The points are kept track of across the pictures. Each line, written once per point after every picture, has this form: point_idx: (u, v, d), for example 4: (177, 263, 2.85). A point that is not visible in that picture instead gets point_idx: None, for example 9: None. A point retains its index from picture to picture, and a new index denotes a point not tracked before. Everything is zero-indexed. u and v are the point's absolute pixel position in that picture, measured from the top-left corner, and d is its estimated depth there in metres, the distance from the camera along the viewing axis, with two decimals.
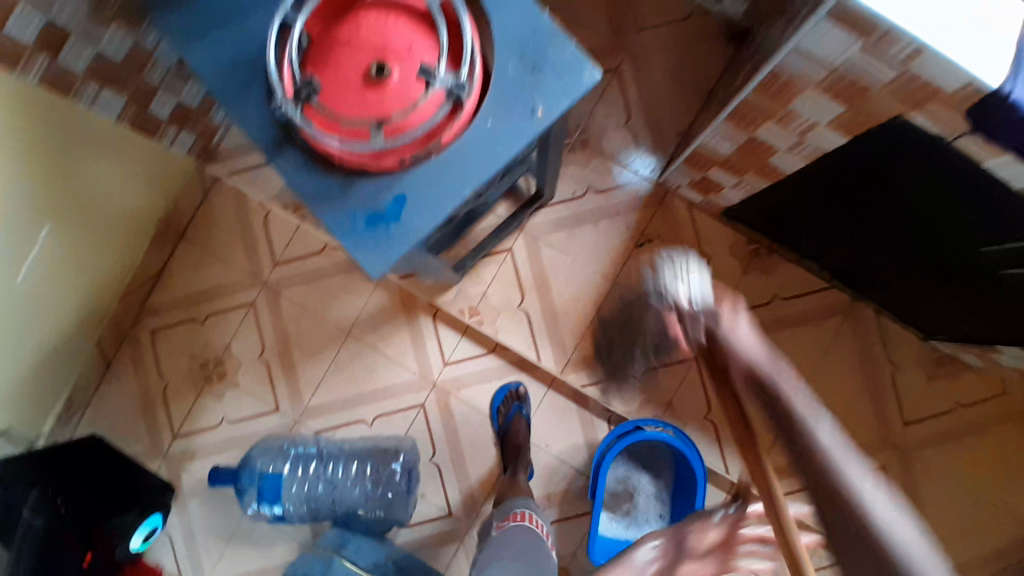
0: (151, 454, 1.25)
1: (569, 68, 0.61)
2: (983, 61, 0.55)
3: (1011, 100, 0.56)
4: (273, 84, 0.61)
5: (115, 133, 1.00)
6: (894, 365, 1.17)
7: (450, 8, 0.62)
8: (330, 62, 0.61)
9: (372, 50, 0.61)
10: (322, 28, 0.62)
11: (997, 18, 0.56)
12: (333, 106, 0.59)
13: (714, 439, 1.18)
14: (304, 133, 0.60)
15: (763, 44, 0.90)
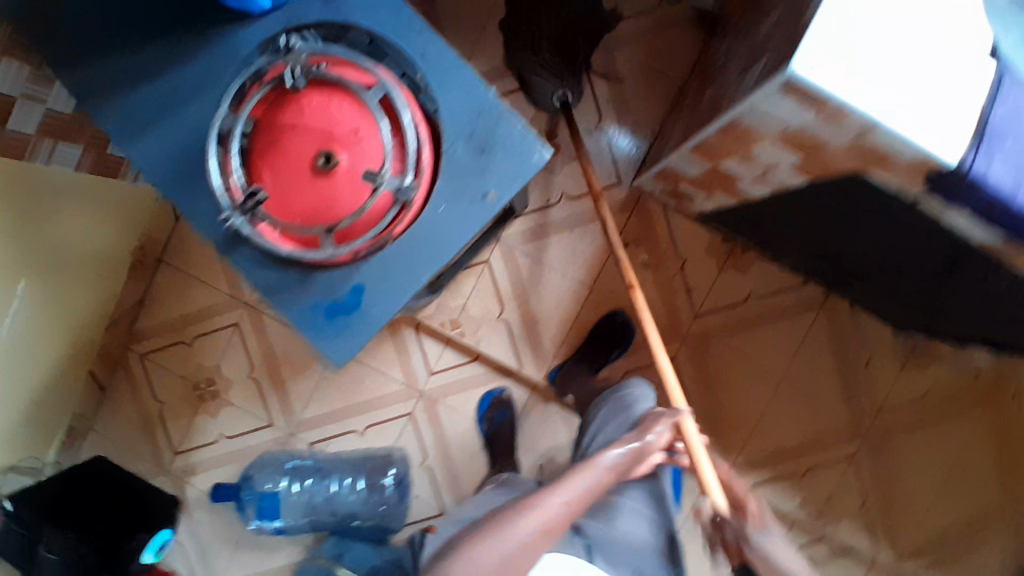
0: (155, 471, 1.30)
1: (517, 150, 0.61)
2: (940, 138, 0.54)
3: (971, 176, 0.55)
4: (218, 193, 0.60)
5: (66, 180, 0.98)
6: (868, 357, 1.19)
7: (392, 99, 0.59)
8: (272, 165, 0.58)
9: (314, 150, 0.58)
10: (262, 127, 0.59)
11: (963, 89, 0.54)
12: (282, 216, 0.58)
13: None
14: (255, 241, 0.60)
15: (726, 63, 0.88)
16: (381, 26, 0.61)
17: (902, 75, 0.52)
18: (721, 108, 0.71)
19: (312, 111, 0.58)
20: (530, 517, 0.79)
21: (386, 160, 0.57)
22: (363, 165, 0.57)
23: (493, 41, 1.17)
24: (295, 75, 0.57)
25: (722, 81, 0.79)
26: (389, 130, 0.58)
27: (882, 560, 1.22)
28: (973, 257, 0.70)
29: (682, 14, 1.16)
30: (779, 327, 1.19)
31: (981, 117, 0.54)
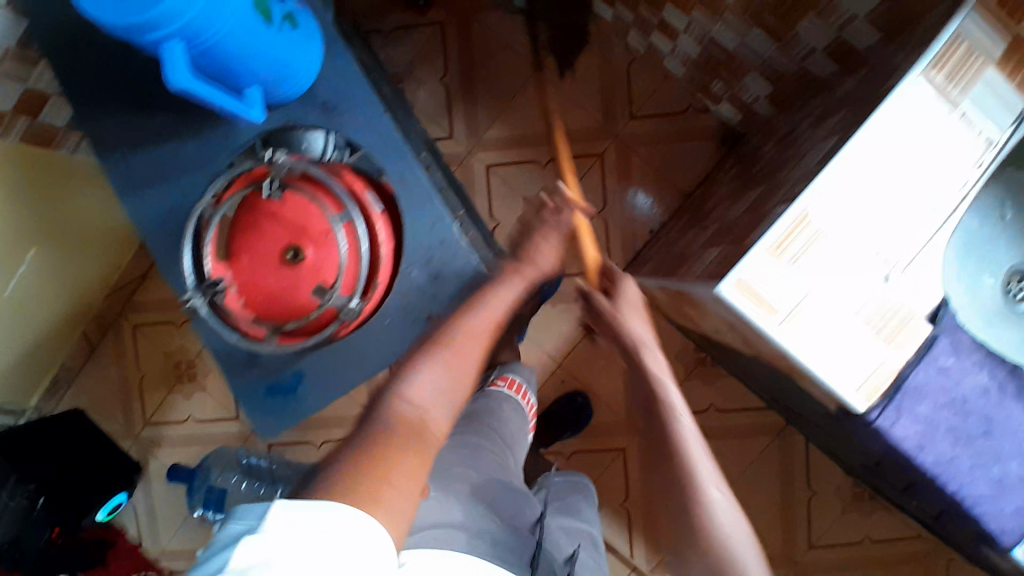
0: (123, 435, 1.38)
1: (465, 283, 0.68)
2: (850, 384, 0.54)
3: (875, 428, 0.55)
4: (188, 270, 0.66)
5: (83, 165, 1.06)
6: (812, 495, 1.21)
7: (354, 222, 0.64)
8: (237, 258, 0.64)
9: (274, 254, 0.63)
10: (234, 223, 0.64)
11: (887, 342, 0.54)
12: (238, 305, 0.64)
13: (625, 527, 1.24)
14: (213, 319, 0.66)
15: (718, 205, 0.90)
16: (371, 141, 0.67)
17: (826, 317, 0.54)
18: (683, 271, 0.74)
19: (278, 220, 0.63)
20: (423, 374, 0.57)
21: (338, 278, 0.62)
22: (314, 279, 0.62)
23: (518, 111, 1.22)
24: (272, 188, 0.62)
25: (699, 234, 0.81)
26: (345, 253, 0.62)
27: None
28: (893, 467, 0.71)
29: (703, 124, 1.19)
30: (732, 444, 1.21)
31: (898, 376, 0.54)
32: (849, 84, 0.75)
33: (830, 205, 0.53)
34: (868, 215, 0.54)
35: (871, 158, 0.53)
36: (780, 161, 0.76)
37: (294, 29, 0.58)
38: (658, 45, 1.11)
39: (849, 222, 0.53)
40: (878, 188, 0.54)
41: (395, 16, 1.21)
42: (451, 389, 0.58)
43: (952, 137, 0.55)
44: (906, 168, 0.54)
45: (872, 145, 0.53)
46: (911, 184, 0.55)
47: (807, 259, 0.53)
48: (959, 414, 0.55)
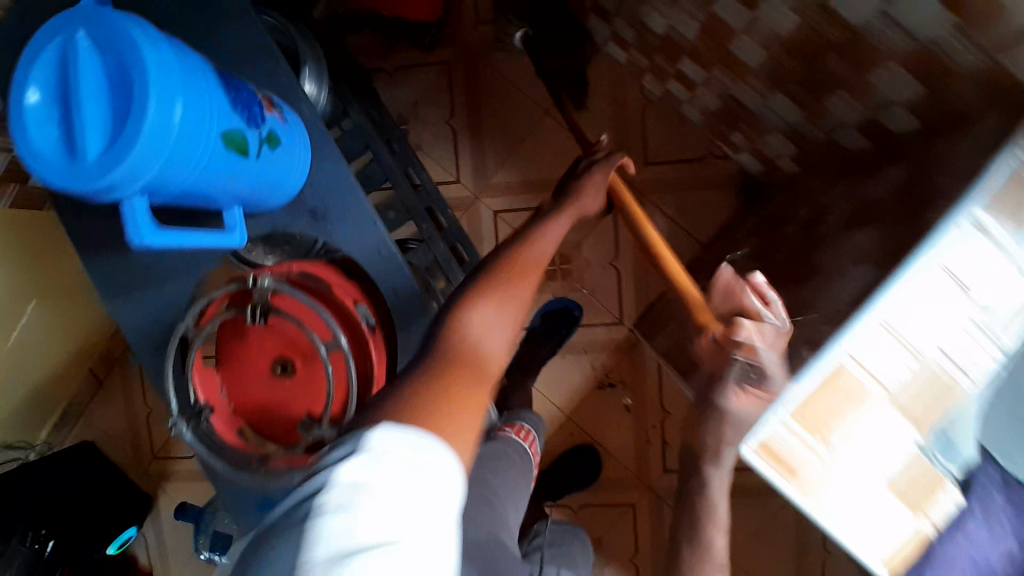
0: (133, 468, 1.39)
1: None
2: (876, 549, 0.52)
3: None
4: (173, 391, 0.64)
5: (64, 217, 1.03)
6: (826, 558, 1.17)
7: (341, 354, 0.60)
8: (230, 383, 0.63)
9: (264, 378, 0.62)
10: (226, 345, 0.62)
11: (910, 502, 0.52)
12: (227, 430, 0.64)
13: None
14: (200, 440, 0.64)
15: (737, 283, 0.85)
16: (360, 253, 0.63)
17: (851, 479, 0.51)
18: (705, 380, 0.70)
19: (267, 346, 0.61)
20: (476, 300, 0.53)
21: (325, 410, 0.59)
22: (305, 412, 0.61)
23: (527, 155, 1.17)
24: (255, 316, 0.58)
25: None
26: (334, 389, 0.59)
27: None
28: None
29: (722, 171, 1.14)
30: (743, 502, 1.18)
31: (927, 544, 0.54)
32: (880, 175, 0.69)
33: (865, 364, 0.49)
34: (900, 370, 0.50)
35: (911, 314, 0.49)
36: (802, 258, 0.71)
37: (276, 149, 0.53)
38: (675, 91, 1.05)
39: (884, 381, 0.50)
40: (913, 341, 0.50)
41: (401, 54, 1.17)
42: (512, 312, 0.53)
43: (995, 282, 0.51)
44: (943, 317, 0.50)
45: (910, 302, 0.49)
46: (948, 334, 0.51)
47: (832, 423, 0.50)
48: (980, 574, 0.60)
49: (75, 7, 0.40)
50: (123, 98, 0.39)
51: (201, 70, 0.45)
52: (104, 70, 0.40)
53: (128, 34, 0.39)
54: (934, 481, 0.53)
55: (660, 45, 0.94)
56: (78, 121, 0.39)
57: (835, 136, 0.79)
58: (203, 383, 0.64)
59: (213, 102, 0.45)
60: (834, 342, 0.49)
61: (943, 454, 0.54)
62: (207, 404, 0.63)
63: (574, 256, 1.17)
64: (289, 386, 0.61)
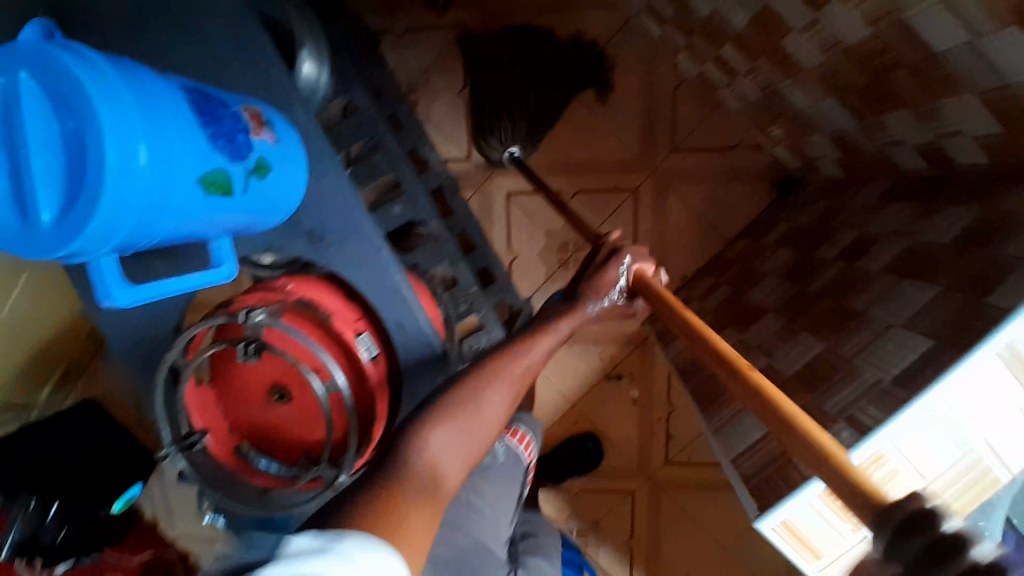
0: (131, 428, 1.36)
1: None
2: None
3: None
4: (160, 418, 0.59)
5: None
6: None
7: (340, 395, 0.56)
8: (227, 406, 0.60)
9: (261, 406, 0.58)
10: (224, 368, 0.59)
11: None
12: (219, 457, 0.60)
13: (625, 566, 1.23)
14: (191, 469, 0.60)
15: (765, 302, 0.80)
16: (361, 280, 0.60)
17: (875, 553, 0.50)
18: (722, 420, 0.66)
19: (267, 374, 0.57)
20: (455, 397, 0.53)
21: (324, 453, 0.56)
22: (305, 445, 0.58)
23: (549, 133, 1.09)
24: (248, 350, 0.53)
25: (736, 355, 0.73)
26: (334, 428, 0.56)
27: None
28: None
29: (755, 163, 1.06)
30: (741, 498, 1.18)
31: None
32: (936, 213, 0.62)
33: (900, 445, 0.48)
34: (941, 457, 0.48)
35: (960, 398, 0.46)
36: (838, 298, 0.66)
37: (264, 176, 0.48)
38: (713, 75, 0.96)
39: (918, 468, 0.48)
40: (961, 431, 0.47)
41: (414, 13, 1.08)
42: (473, 438, 0.52)
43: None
44: (995, 410, 0.47)
45: (961, 385, 0.46)
46: (997, 428, 0.47)
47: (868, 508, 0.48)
48: None
49: (21, 45, 0.35)
50: (73, 152, 0.35)
51: (169, 104, 0.40)
52: (51, 118, 0.35)
53: (73, 77, 0.34)
54: None
55: (703, 27, 0.86)
56: (24, 180, 0.35)
57: (891, 150, 0.72)
58: (191, 410, 0.59)
59: (181, 140, 0.40)
60: (872, 435, 0.47)
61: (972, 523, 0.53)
62: (201, 431, 0.59)
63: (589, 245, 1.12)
64: (287, 416, 0.58)
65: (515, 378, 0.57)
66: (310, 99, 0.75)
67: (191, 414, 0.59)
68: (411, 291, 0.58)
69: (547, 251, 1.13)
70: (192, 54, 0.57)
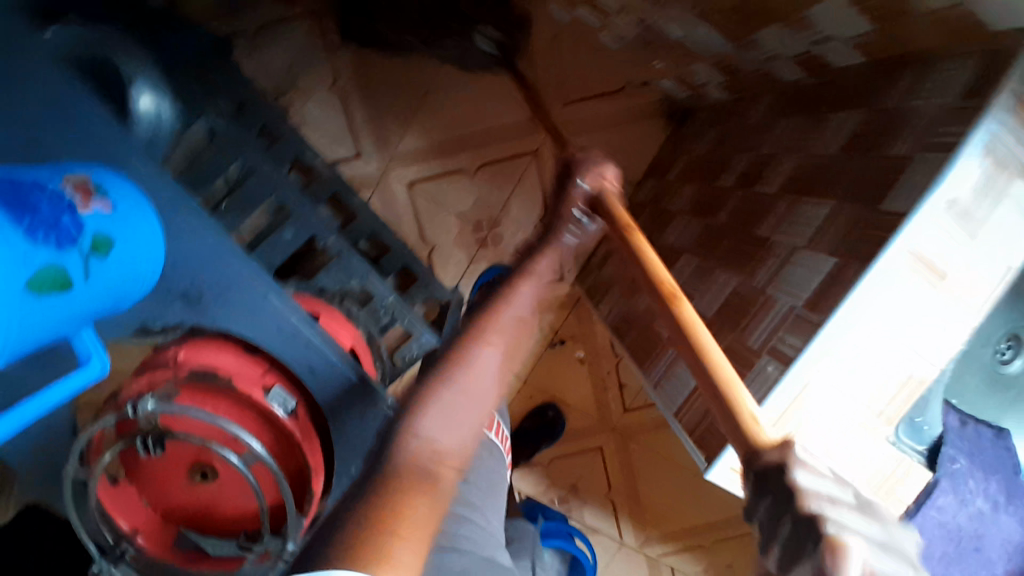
0: None
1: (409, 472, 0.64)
2: None
3: None
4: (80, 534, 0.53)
5: None
6: None
7: (262, 465, 0.52)
8: (149, 502, 0.54)
9: (184, 492, 0.53)
10: (132, 467, 0.52)
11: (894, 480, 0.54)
12: (154, 559, 0.55)
13: (613, 515, 1.24)
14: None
15: (682, 239, 0.80)
16: (257, 334, 0.55)
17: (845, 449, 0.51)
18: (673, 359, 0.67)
19: (181, 461, 0.51)
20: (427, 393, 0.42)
21: (264, 524, 0.52)
22: (242, 519, 0.54)
23: (436, 111, 1.05)
24: (145, 446, 0.48)
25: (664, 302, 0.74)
26: (264, 496, 0.52)
27: None
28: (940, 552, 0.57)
29: (647, 99, 1.07)
30: None
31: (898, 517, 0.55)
32: (825, 122, 0.63)
33: (841, 351, 0.48)
34: (872, 370, 0.49)
35: (886, 291, 0.47)
36: (747, 227, 0.66)
37: (107, 254, 0.42)
38: (586, 20, 0.93)
39: (853, 370, 0.49)
40: (885, 342, 0.48)
41: (262, 10, 0.98)
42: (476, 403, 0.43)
43: (972, 267, 0.48)
44: (914, 319, 0.49)
45: (883, 275, 0.46)
46: (920, 336, 0.49)
47: (825, 412, 0.50)
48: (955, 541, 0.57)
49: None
50: None
51: None
52: None
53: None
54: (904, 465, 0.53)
55: None
56: None
57: (770, 68, 0.73)
58: (111, 519, 0.53)
59: None
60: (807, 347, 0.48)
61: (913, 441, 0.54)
62: (128, 535, 0.54)
63: (503, 218, 1.09)
64: (215, 492, 0.53)
65: (509, 328, 0.48)
66: (153, 138, 0.68)
67: (113, 522, 0.54)
68: (317, 335, 0.55)
69: (463, 234, 1.09)
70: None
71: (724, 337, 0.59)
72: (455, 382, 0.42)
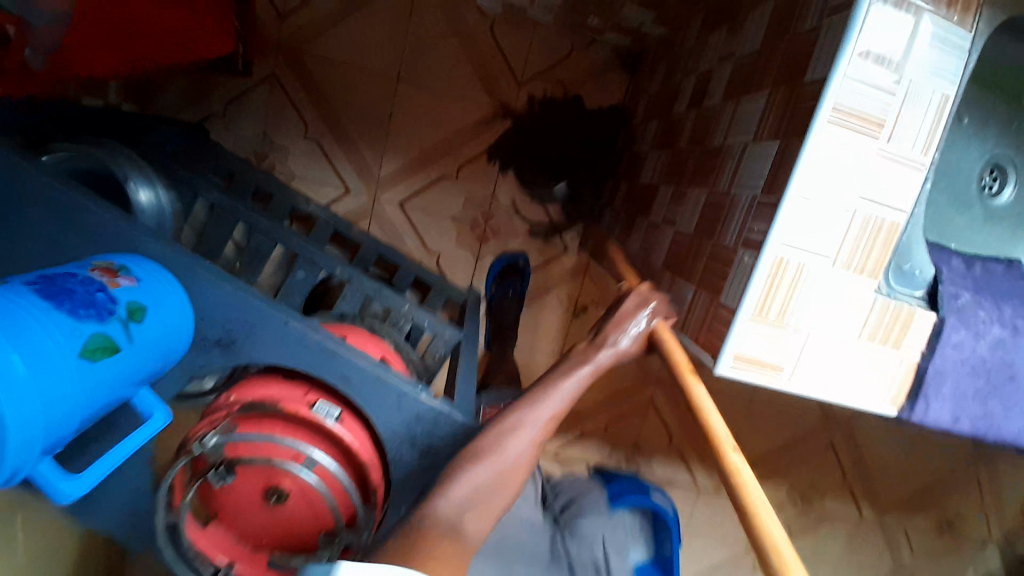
0: None
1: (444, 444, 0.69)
2: (868, 393, 0.56)
3: (914, 420, 0.57)
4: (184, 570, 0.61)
5: None
6: None
7: (322, 472, 0.57)
8: (234, 529, 0.61)
9: (261, 514, 0.59)
10: (213, 499, 0.59)
11: (906, 332, 0.54)
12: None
13: (681, 460, 1.26)
14: None
15: (654, 175, 0.83)
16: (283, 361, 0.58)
17: (844, 312, 0.53)
18: (668, 280, 0.69)
19: (253, 487, 0.57)
20: (448, 497, 0.53)
21: (338, 521, 0.58)
22: (318, 528, 0.59)
23: (407, 131, 1.10)
24: (221, 475, 0.55)
25: (652, 238, 0.77)
26: (332, 498, 0.57)
27: (869, 514, 1.35)
28: (984, 391, 0.56)
29: (594, 60, 1.12)
30: None
31: (917, 369, 0.56)
32: (746, 27, 0.66)
33: (809, 222, 0.50)
34: (845, 231, 0.51)
35: (831, 152, 0.49)
36: (704, 142, 0.69)
37: (143, 318, 0.48)
38: (516, 3, 0.98)
39: (830, 237, 0.51)
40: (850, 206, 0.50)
41: (223, 86, 1.06)
42: (489, 497, 0.55)
43: (909, 114, 0.50)
44: (874, 175, 0.50)
45: (824, 139, 0.48)
46: (879, 186, 0.51)
47: (816, 285, 0.52)
48: (987, 377, 0.55)
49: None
50: None
51: (14, 302, 0.40)
52: None
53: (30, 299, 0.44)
54: (908, 315, 0.54)
55: None
56: None
57: None
58: (206, 551, 0.61)
59: (45, 331, 0.40)
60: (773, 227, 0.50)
61: (907, 287, 0.54)
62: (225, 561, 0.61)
63: (495, 210, 1.14)
64: (290, 510, 0.58)
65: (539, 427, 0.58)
66: (159, 223, 0.75)
67: (208, 555, 0.61)
68: (338, 346, 0.58)
69: (462, 235, 1.14)
70: (25, 234, 0.55)
71: (704, 247, 0.61)
72: (478, 467, 0.55)
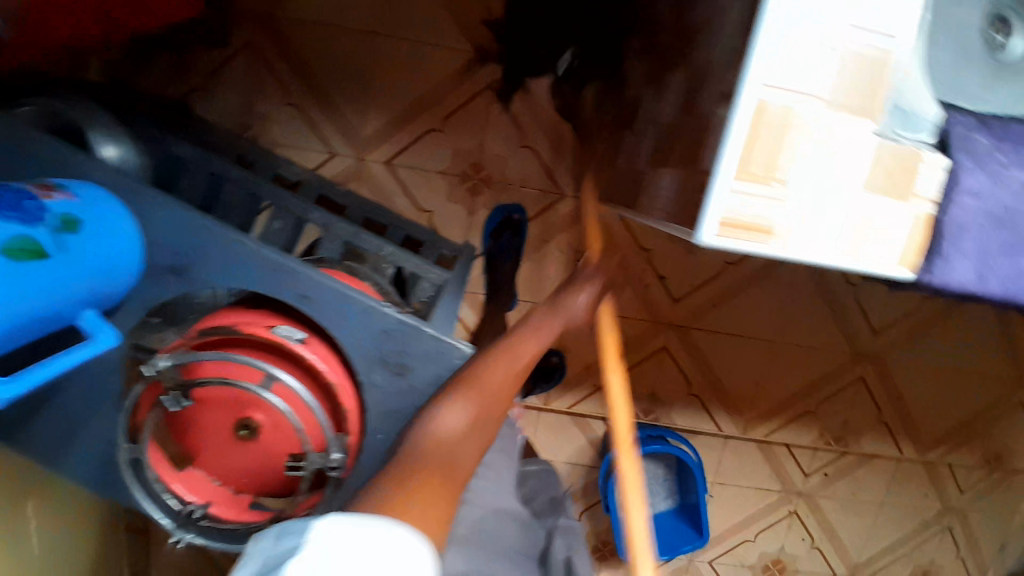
0: None
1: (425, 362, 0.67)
2: (874, 254, 0.50)
3: (931, 282, 0.51)
4: (160, 511, 0.60)
5: None
6: (854, 287, 1.18)
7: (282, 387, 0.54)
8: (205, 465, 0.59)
9: (223, 440, 0.56)
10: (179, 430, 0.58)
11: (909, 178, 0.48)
12: (227, 515, 0.59)
13: (703, 409, 1.21)
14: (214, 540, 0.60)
15: (638, 89, 0.78)
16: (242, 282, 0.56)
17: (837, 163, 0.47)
18: (655, 175, 0.64)
19: (212, 411, 0.55)
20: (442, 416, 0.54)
21: (302, 438, 0.55)
22: (284, 451, 0.56)
23: (386, 88, 1.07)
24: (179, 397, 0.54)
25: (638, 144, 0.73)
26: (293, 412, 0.54)
27: (909, 455, 1.28)
28: (1009, 248, 0.50)
29: None
30: (759, 287, 1.16)
31: (933, 226, 0.50)
32: None
33: (789, 61, 0.43)
34: (831, 67, 0.44)
35: None
36: (681, 24, 0.63)
37: (79, 229, 0.47)
38: None
39: (815, 74, 0.44)
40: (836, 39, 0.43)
41: (198, 58, 1.04)
42: (483, 422, 0.56)
43: None
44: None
45: None
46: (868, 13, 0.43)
47: (805, 135, 0.45)
48: (1010, 230, 0.50)
49: None
50: None
51: None
52: None
53: None
54: (909, 158, 0.48)
55: None
56: None
57: None
58: (179, 489, 0.59)
59: None
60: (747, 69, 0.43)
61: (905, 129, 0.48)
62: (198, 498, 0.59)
63: (484, 161, 1.10)
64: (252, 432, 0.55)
65: (518, 360, 0.64)
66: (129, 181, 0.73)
67: (182, 493, 0.59)
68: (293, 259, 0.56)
69: (453, 190, 1.11)
70: None
71: (684, 126, 0.57)
72: (468, 387, 0.57)
